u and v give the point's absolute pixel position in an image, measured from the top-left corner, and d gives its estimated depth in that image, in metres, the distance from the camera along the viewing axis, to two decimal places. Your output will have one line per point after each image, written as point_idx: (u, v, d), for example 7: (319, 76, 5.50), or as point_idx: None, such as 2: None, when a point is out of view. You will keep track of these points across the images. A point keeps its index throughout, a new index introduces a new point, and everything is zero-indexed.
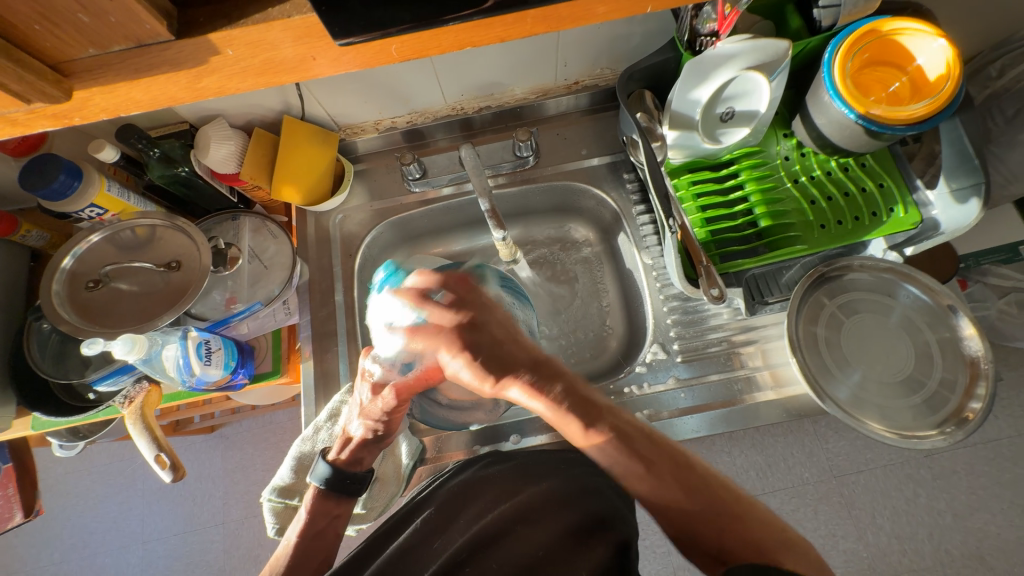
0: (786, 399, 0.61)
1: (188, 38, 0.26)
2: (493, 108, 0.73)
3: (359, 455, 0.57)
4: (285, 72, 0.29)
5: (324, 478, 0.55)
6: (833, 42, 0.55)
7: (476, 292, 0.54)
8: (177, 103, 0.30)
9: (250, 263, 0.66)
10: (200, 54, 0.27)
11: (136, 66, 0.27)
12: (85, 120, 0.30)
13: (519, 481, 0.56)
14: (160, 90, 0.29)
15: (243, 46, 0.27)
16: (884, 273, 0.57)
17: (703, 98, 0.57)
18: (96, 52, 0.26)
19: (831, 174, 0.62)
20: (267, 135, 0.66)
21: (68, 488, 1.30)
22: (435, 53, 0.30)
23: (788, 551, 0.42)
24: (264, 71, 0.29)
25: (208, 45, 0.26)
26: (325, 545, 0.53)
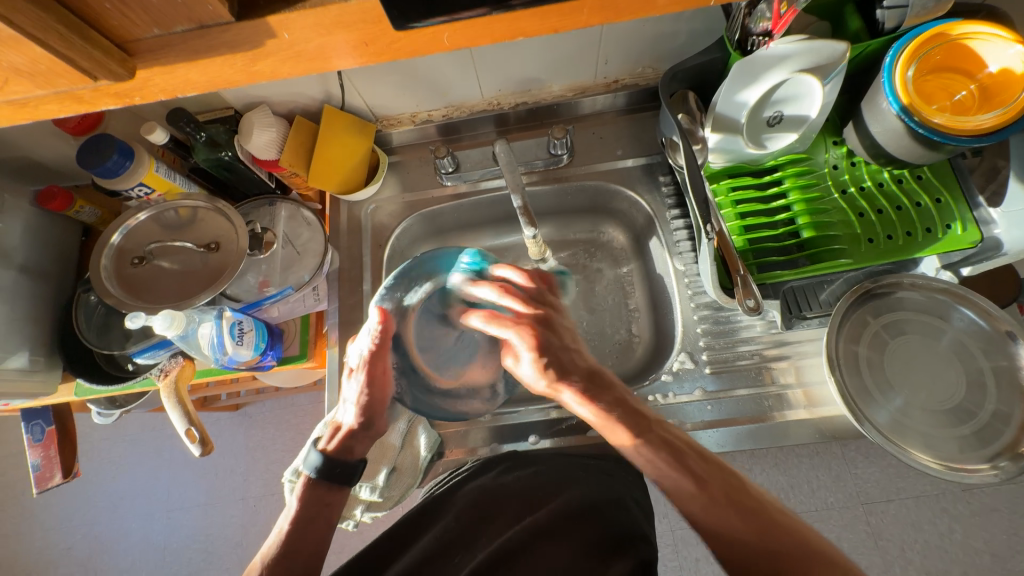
0: (819, 419, 0.58)
1: (246, 20, 0.26)
2: (529, 104, 0.72)
3: (347, 444, 0.55)
4: (337, 57, 0.29)
5: (315, 467, 0.53)
6: (895, 46, 0.52)
7: (548, 300, 0.58)
8: (231, 85, 0.30)
9: (284, 248, 0.68)
10: (256, 37, 0.27)
11: (195, 48, 0.27)
12: (144, 99, 0.31)
13: (540, 489, 0.56)
14: (216, 72, 0.29)
15: (298, 30, 0.27)
16: (937, 293, 0.54)
17: (750, 100, 0.55)
18: (159, 33, 0.27)
19: (883, 186, 0.59)
20: (307, 123, 0.67)
21: (102, 453, 1.37)
22: (485, 43, 0.30)
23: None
24: (317, 56, 0.29)
25: (265, 27, 0.26)
26: (317, 535, 0.50)
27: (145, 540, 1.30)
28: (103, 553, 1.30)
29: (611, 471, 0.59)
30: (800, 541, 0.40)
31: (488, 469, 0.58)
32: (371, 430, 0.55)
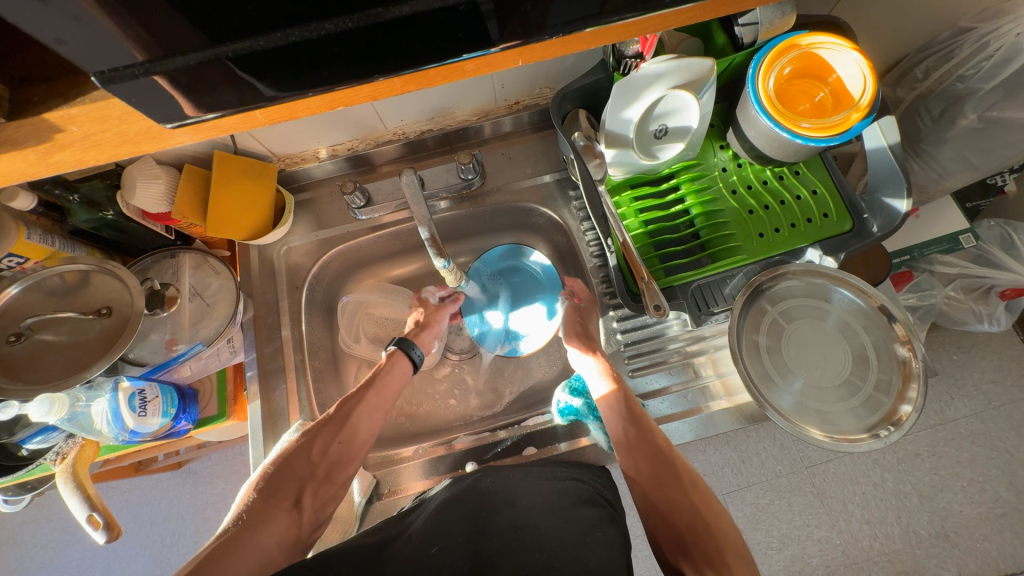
0: (737, 407, 0.62)
1: (19, 121, 0.27)
2: (436, 131, 0.73)
3: (422, 338, 0.69)
4: (143, 142, 0.30)
5: (397, 340, 0.65)
6: (755, 58, 0.56)
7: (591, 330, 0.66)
8: (31, 178, 0.30)
9: (191, 302, 0.64)
10: (41, 132, 0.27)
11: None
12: None
13: (508, 496, 0.53)
14: (9, 167, 0.29)
15: (86, 122, 0.27)
16: (816, 278, 0.59)
17: (634, 117, 0.58)
18: None
19: (768, 183, 0.64)
20: (198, 170, 0.64)
21: (25, 540, 1.23)
22: (304, 114, 0.32)
23: (739, 559, 0.46)
24: (122, 143, 0.30)
25: (47, 124, 0.27)
26: (304, 472, 0.53)
27: None
28: None
29: (582, 476, 0.58)
30: (716, 534, 0.48)
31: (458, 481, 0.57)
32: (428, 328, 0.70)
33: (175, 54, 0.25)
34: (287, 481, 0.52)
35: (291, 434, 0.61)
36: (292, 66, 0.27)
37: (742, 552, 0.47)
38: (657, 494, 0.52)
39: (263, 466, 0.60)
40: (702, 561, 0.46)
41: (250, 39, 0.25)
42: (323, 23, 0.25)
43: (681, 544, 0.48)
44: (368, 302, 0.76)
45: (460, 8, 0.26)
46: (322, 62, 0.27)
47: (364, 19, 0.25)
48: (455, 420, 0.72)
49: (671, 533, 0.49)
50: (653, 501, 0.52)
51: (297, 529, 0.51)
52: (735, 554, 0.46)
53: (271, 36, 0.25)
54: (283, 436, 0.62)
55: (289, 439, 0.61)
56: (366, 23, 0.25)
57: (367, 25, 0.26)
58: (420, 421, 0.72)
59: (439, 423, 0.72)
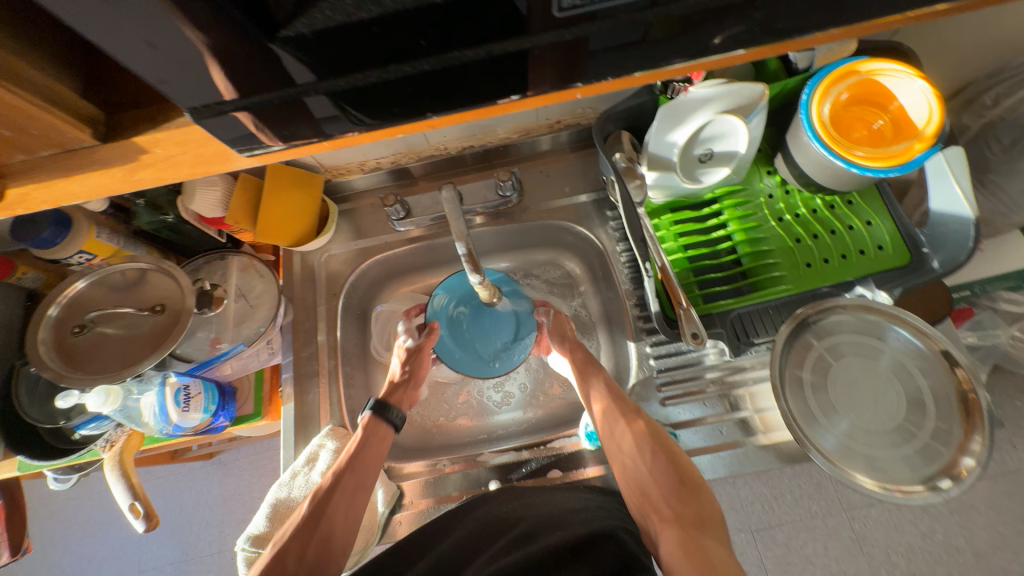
0: (775, 445, 0.59)
1: (113, 143, 0.29)
2: (477, 148, 0.74)
3: (398, 397, 0.64)
4: (215, 164, 0.32)
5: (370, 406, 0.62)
6: (809, 84, 0.54)
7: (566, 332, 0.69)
8: (109, 192, 0.32)
9: (236, 303, 0.67)
10: (130, 153, 0.29)
11: (71, 167, 0.29)
12: (28, 211, 0.32)
13: (535, 528, 0.53)
14: (93, 182, 0.31)
15: (170, 145, 0.29)
16: (869, 315, 0.55)
17: (679, 140, 0.57)
18: (26, 156, 0.29)
19: (817, 212, 0.61)
20: (252, 179, 0.67)
21: (68, 515, 1.30)
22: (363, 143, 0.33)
23: (702, 495, 0.52)
24: (197, 164, 0.31)
25: (135, 146, 0.29)
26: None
27: None
28: None
29: (609, 506, 0.57)
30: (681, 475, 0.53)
31: (481, 501, 0.57)
32: (407, 385, 0.66)
33: (265, 92, 0.27)
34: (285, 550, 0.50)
35: (321, 438, 0.63)
36: (367, 101, 0.29)
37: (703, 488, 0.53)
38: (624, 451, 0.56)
39: (292, 468, 0.61)
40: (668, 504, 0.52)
41: (335, 78, 0.27)
42: (402, 65, 0.27)
43: (647, 492, 0.54)
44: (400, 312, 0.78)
45: (534, 52, 0.28)
46: (395, 99, 0.29)
47: (440, 62, 0.27)
48: (480, 435, 0.72)
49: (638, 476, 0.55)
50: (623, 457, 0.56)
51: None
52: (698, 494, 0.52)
53: (352, 76, 0.27)
54: (314, 439, 0.63)
55: (318, 443, 0.62)
56: (443, 65, 0.27)
57: (441, 67, 0.27)
58: (445, 433, 0.72)
59: (464, 437, 0.72)
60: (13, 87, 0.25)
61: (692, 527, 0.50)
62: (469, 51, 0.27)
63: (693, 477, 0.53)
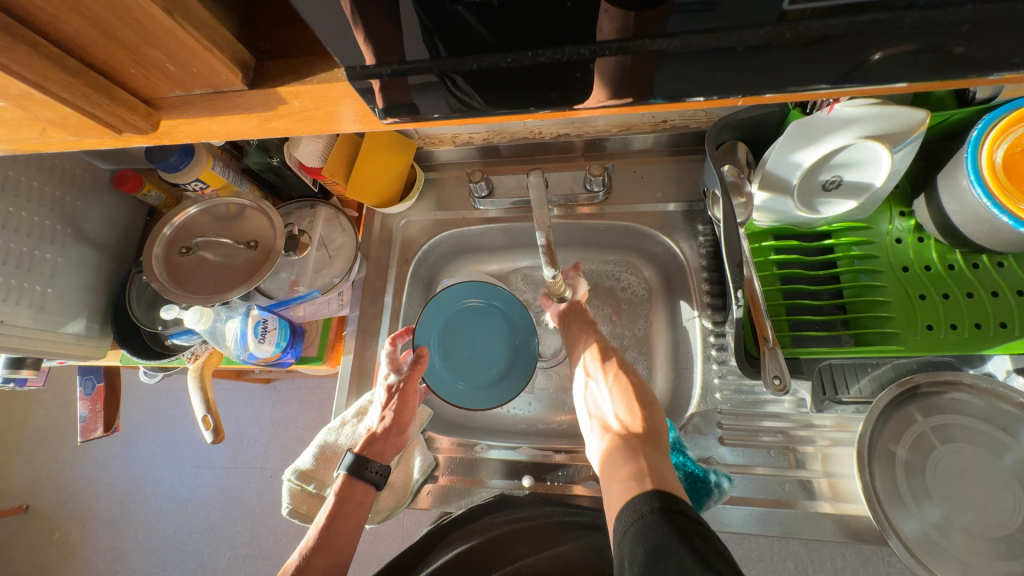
0: (843, 517, 0.53)
1: (258, 89, 0.30)
2: (572, 137, 0.71)
3: (378, 449, 0.60)
4: (340, 123, 0.33)
5: (348, 466, 0.58)
6: (984, 118, 0.46)
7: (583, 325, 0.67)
8: (247, 137, 0.34)
9: (317, 252, 0.70)
10: (270, 102, 0.30)
11: (216, 104, 0.31)
12: (174, 141, 0.36)
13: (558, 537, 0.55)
14: (235, 126, 0.33)
15: (308, 99, 0.30)
16: (999, 402, 0.47)
17: (805, 162, 0.50)
18: (181, 92, 0.31)
19: (954, 269, 0.53)
20: (352, 135, 0.69)
21: (147, 404, 1.48)
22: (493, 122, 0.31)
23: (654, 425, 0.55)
24: (327, 121, 0.32)
25: (277, 96, 0.30)
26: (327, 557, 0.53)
27: (171, 490, 1.39)
28: (136, 495, 1.41)
29: None
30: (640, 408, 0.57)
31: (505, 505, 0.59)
32: (392, 434, 0.61)
33: (425, 59, 0.25)
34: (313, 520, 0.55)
35: (372, 394, 0.65)
36: (526, 83, 0.26)
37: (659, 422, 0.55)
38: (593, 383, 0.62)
39: (342, 417, 0.65)
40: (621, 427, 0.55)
41: (506, 54, 0.25)
42: (580, 49, 0.24)
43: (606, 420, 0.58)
44: None
45: (737, 48, 0.24)
46: (557, 84, 0.26)
47: (621, 48, 0.24)
48: (517, 426, 0.71)
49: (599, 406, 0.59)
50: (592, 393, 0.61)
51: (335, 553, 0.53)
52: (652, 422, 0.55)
53: (521, 54, 0.25)
54: (365, 394, 0.66)
55: (369, 399, 0.65)
56: (626, 52, 0.24)
57: (622, 52, 0.24)
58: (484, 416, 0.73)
59: (502, 423, 0.72)
60: (184, 24, 0.26)
61: (636, 437, 0.53)
62: (660, 39, 0.24)
63: (644, 396, 0.57)
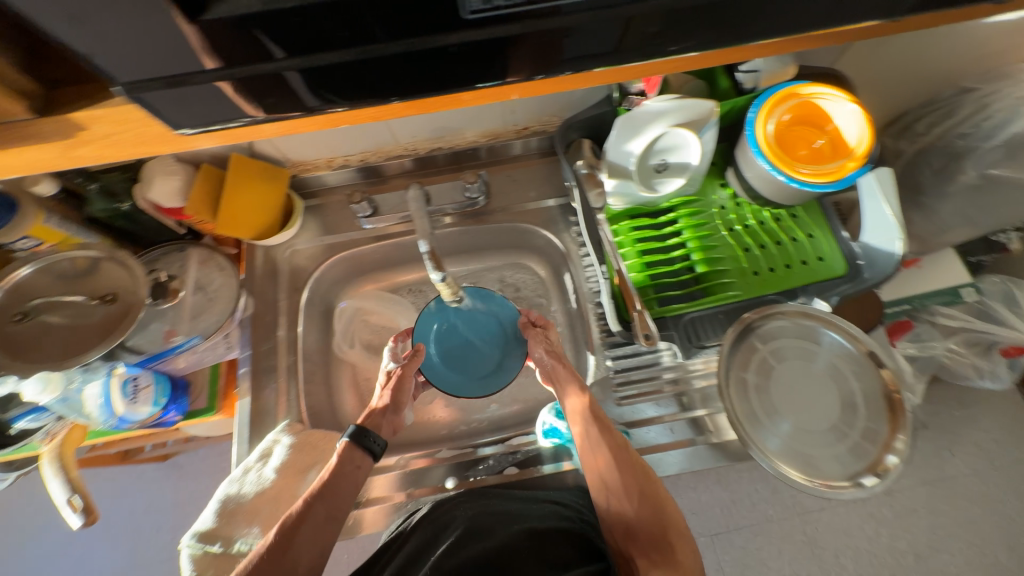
0: (723, 444, 0.61)
1: (51, 116, 0.32)
2: (447, 150, 0.75)
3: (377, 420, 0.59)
4: (160, 143, 0.35)
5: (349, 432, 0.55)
6: (754, 103, 0.58)
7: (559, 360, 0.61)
8: (54, 168, 0.34)
9: (193, 296, 0.66)
10: (67, 128, 0.32)
11: (8, 137, 0.31)
12: None
13: (492, 523, 0.55)
14: (34, 157, 0.33)
15: (108, 122, 0.32)
16: (805, 319, 0.59)
17: (636, 150, 0.59)
18: None
19: (764, 224, 0.65)
20: (215, 170, 0.67)
21: (5, 520, 1.22)
22: (329, 124, 0.38)
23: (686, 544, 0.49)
24: (139, 142, 0.34)
25: (74, 121, 0.32)
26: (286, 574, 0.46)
27: None
28: None
29: (563, 504, 0.59)
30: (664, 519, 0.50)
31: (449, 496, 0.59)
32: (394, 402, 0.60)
33: (230, 67, 0.30)
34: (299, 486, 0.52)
35: (276, 434, 0.62)
36: (329, 80, 0.32)
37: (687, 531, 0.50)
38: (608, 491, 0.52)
39: (245, 464, 0.60)
40: (647, 545, 0.49)
41: (301, 58, 0.30)
42: (361, 50, 0.30)
43: (629, 535, 0.50)
44: (366, 309, 0.79)
45: (449, 50, 0.31)
46: (356, 82, 0.33)
47: (362, 53, 0.31)
48: (441, 434, 0.72)
49: (619, 522, 0.51)
50: (609, 507, 0.52)
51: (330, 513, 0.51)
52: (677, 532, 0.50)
53: (314, 56, 0.30)
54: (269, 435, 0.62)
55: (273, 439, 0.61)
56: (398, 50, 0.31)
57: (365, 57, 0.31)
58: (408, 431, 0.73)
59: (426, 434, 0.72)
60: None
61: None
62: (390, 45, 0.30)
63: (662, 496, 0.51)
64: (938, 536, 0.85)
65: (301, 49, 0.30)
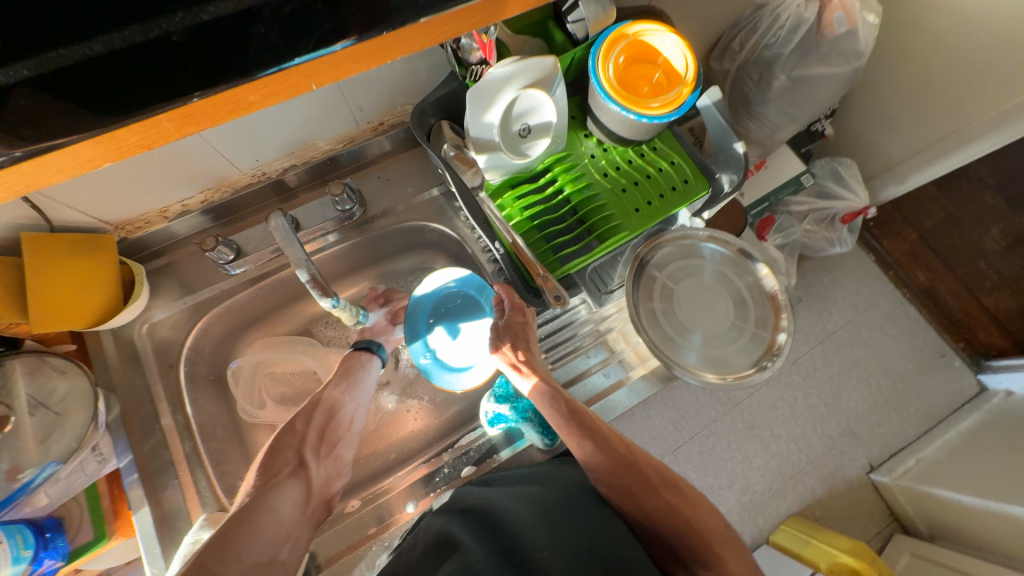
0: (651, 372, 0.65)
1: None
2: (300, 165, 0.67)
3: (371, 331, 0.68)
4: None
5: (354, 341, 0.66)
6: (591, 51, 0.60)
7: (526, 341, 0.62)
8: None
9: (32, 416, 0.53)
10: None
11: None
12: None
13: (498, 504, 0.51)
14: None
15: None
16: (685, 240, 0.65)
17: (495, 120, 0.58)
18: None
19: (633, 162, 0.68)
20: (5, 259, 0.53)
21: None
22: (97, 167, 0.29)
23: (727, 544, 0.48)
24: None
25: None
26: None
27: None
28: None
29: (556, 470, 0.56)
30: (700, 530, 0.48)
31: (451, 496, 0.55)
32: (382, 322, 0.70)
33: None
34: (279, 456, 0.53)
35: (195, 533, 0.53)
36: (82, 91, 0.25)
37: (725, 533, 0.49)
38: (634, 509, 0.50)
39: None
40: (688, 557, 0.48)
41: (24, 63, 0.24)
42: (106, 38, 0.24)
43: (669, 548, 0.49)
44: (267, 362, 0.69)
45: (173, 39, 0.25)
46: (118, 92, 0.26)
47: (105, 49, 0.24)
48: (393, 458, 0.69)
49: (656, 538, 0.50)
50: (643, 522, 0.50)
51: (307, 491, 0.52)
52: (719, 539, 0.48)
53: (49, 56, 0.24)
54: (186, 538, 0.54)
55: (192, 540, 0.52)
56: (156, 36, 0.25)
57: (55, 71, 0.24)
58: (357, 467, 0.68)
59: (377, 465, 0.68)
60: None
61: None
62: (83, 46, 0.24)
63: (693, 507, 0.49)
64: (837, 382, 1.01)
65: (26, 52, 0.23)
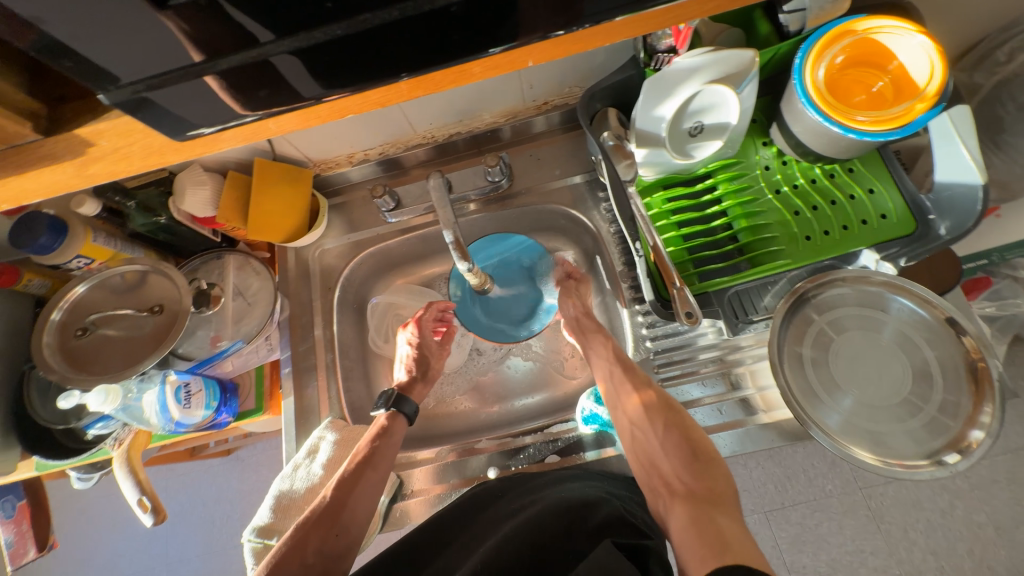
0: (777, 423, 0.57)
1: (53, 134, 0.31)
2: (465, 133, 0.72)
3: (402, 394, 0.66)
4: (169, 154, 0.34)
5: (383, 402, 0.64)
6: (802, 47, 0.52)
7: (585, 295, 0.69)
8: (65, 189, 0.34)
9: (233, 301, 0.67)
10: (75, 146, 0.31)
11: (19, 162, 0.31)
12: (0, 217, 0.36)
13: (526, 498, 0.55)
14: (47, 179, 0.33)
15: (113, 136, 0.31)
16: (869, 286, 0.54)
17: (667, 114, 0.55)
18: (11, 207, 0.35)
19: (816, 182, 0.59)
20: (241, 176, 0.68)
21: (98, 512, 1.35)
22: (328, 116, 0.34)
23: (713, 465, 0.51)
24: (148, 155, 0.34)
25: (81, 138, 0.31)
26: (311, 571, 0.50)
27: None
28: None
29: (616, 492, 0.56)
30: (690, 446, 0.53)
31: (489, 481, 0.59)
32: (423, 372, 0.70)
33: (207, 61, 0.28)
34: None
35: (321, 431, 0.63)
36: (326, 63, 0.30)
37: (712, 452, 0.52)
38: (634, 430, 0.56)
39: (295, 461, 0.62)
40: (674, 475, 0.52)
41: (288, 39, 0.28)
42: (376, 13, 0.27)
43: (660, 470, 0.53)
44: (396, 304, 0.78)
45: (451, 10, 0.28)
46: (355, 64, 0.30)
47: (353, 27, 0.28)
48: (479, 422, 0.73)
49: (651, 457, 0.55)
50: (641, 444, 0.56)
51: None
52: (705, 456, 0.52)
53: (310, 34, 0.28)
54: (313, 432, 0.64)
55: (318, 436, 0.63)
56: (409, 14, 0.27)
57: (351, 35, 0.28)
58: (447, 420, 0.74)
59: (466, 424, 0.73)
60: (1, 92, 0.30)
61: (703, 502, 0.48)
62: (371, 15, 0.27)
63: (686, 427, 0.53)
64: None
65: (287, 31, 0.28)
